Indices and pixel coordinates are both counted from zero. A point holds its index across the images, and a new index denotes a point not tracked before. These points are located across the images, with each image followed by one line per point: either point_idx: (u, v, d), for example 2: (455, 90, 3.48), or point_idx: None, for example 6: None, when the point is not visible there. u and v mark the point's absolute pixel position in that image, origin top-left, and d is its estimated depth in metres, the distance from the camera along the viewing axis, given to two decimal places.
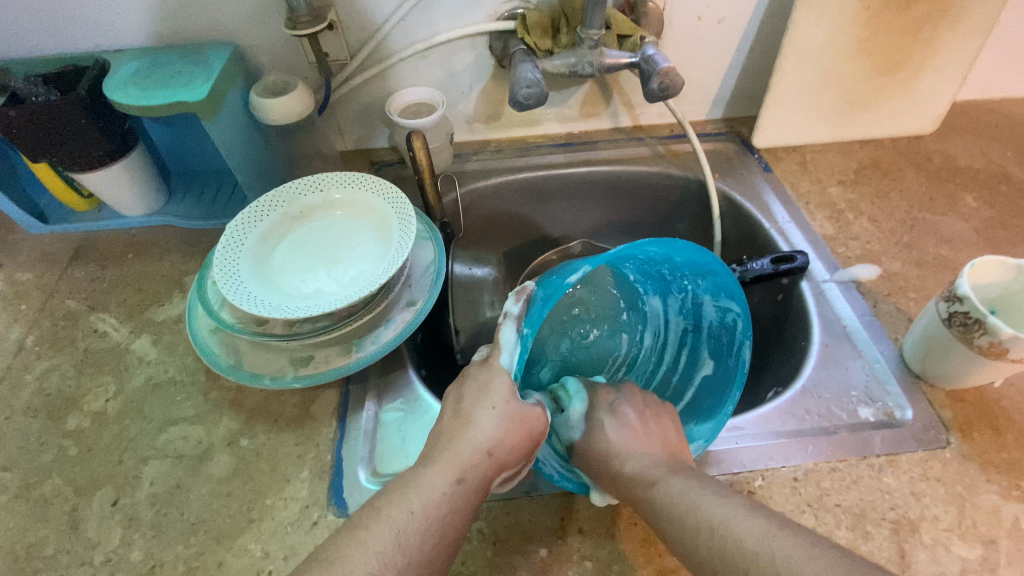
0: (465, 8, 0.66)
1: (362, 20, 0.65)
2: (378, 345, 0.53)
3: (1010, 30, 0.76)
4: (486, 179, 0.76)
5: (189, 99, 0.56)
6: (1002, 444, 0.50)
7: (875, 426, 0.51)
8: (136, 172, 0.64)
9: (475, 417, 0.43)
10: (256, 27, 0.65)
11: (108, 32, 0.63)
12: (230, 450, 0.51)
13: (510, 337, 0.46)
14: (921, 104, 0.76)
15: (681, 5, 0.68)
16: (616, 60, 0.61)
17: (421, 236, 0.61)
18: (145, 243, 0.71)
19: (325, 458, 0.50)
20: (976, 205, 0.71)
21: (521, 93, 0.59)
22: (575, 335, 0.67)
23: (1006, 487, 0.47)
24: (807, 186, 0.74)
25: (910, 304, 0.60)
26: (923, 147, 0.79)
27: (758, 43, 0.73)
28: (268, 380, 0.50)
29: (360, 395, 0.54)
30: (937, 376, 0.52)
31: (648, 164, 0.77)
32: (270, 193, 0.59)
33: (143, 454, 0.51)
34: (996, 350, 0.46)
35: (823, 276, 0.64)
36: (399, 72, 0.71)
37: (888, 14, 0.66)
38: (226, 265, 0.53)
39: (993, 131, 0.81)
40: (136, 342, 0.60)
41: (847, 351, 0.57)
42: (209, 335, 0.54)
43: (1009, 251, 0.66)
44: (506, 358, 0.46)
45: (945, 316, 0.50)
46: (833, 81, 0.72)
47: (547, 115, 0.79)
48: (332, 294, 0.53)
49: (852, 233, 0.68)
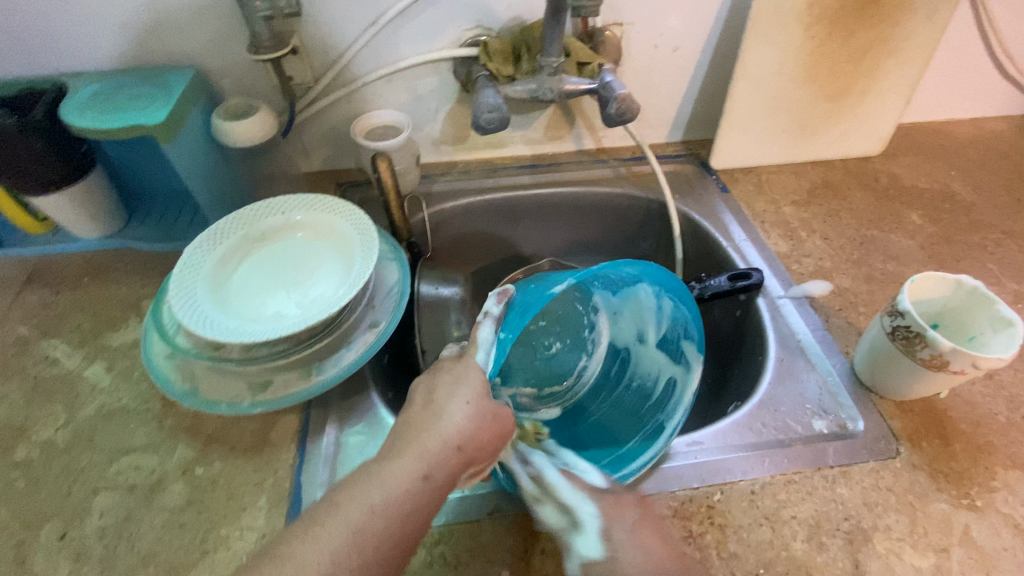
0: (429, 35, 0.67)
1: (327, 45, 0.66)
2: (339, 368, 0.52)
3: (945, 59, 0.81)
4: (453, 200, 0.77)
5: (148, 123, 0.56)
6: (949, 452, 0.52)
7: (829, 438, 0.53)
8: (93, 194, 0.63)
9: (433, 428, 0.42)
10: (219, 51, 0.65)
11: (66, 55, 0.63)
12: (185, 479, 0.50)
13: (487, 336, 0.48)
14: (868, 127, 0.80)
15: (638, 34, 0.70)
16: (576, 86, 0.63)
17: (385, 257, 0.62)
18: (103, 266, 0.69)
19: (283, 485, 0.49)
20: (921, 222, 0.74)
21: (484, 117, 0.60)
22: (539, 346, 0.68)
23: (954, 495, 0.49)
24: (763, 206, 0.77)
25: (860, 318, 0.63)
26: (871, 167, 0.83)
27: (712, 70, 0.76)
28: (224, 406, 0.49)
29: (321, 420, 0.53)
30: (885, 388, 0.54)
31: (612, 185, 0.79)
32: (230, 216, 0.59)
33: (93, 485, 0.50)
34: (937, 362, 0.48)
35: (777, 292, 0.66)
36: (364, 95, 0.72)
37: (831, 43, 0.70)
38: (183, 289, 0.52)
39: (935, 152, 0.85)
40: (89, 369, 0.58)
41: (801, 365, 0.59)
42: (164, 361, 0.53)
43: (952, 265, 0.69)
44: (482, 355, 0.47)
45: (889, 329, 0.52)
46: (784, 106, 0.76)
47: (513, 137, 0.80)
48: (292, 317, 0.52)
49: (805, 250, 0.70)
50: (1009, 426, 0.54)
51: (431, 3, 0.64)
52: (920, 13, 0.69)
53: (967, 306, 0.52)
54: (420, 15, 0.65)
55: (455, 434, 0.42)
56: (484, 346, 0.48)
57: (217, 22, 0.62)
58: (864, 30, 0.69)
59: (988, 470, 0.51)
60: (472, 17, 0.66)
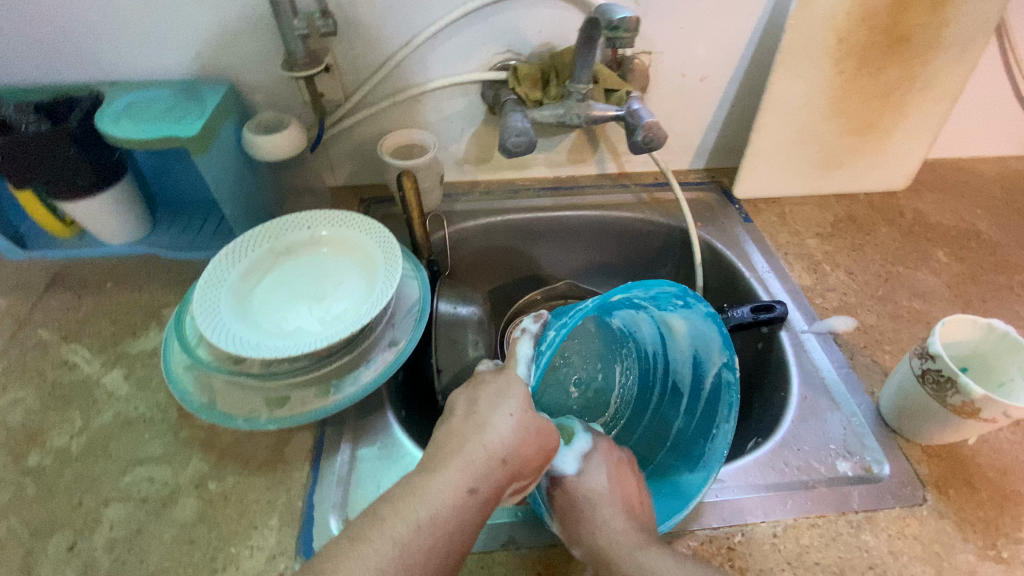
0: (459, 57, 0.68)
1: (359, 64, 0.67)
2: (358, 386, 0.52)
3: (973, 97, 0.81)
4: (474, 219, 0.77)
5: (184, 134, 0.57)
6: (976, 501, 0.50)
7: (853, 481, 0.51)
8: (122, 201, 0.64)
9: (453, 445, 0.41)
10: (253, 67, 0.66)
11: (103, 65, 0.64)
12: (197, 493, 0.49)
13: (526, 351, 0.48)
14: (893, 162, 0.80)
15: (667, 62, 0.71)
16: (603, 112, 0.64)
17: (407, 275, 0.61)
18: (125, 272, 0.70)
19: (296, 505, 0.48)
20: (947, 260, 0.73)
21: (510, 141, 0.60)
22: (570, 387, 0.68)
23: (981, 546, 0.47)
24: (786, 237, 0.76)
25: (886, 356, 0.62)
26: (895, 203, 0.82)
27: (738, 100, 0.77)
28: (242, 422, 0.49)
29: (336, 438, 0.53)
30: (911, 431, 0.53)
31: (633, 210, 0.79)
32: (255, 229, 0.59)
33: (105, 495, 0.49)
34: (967, 409, 0.47)
35: (801, 326, 0.65)
36: (392, 113, 0.72)
37: (860, 79, 0.70)
38: (207, 301, 0.52)
39: (961, 189, 0.85)
40: (107, 376, 0.58)
41: (825, 404, 0.57)
42: (183, 372, 0.52)
43: (980, 306, 0.68)
44: (523, 370, 0.47)
45: (918, 372, 0.51)
46: (809, 139, 0.75)
47: (536, 159, 0.81)
48: (314, 333, 0.52)
49: (829, 284, 0.70)
50: None
51: (464, 27, 0.65)
52: (950, 51, 0.68)
53: (999, 352, 0.51)
54: (452, 38, 0.66)
55: (474, 463, 0.41)
56: (526, 359, 0.48)
57: (252, 39, 0.63)
58: (893, 66, 0.69)
59: (1018, 521, 0.49)
60: (503, 42, 0.67)
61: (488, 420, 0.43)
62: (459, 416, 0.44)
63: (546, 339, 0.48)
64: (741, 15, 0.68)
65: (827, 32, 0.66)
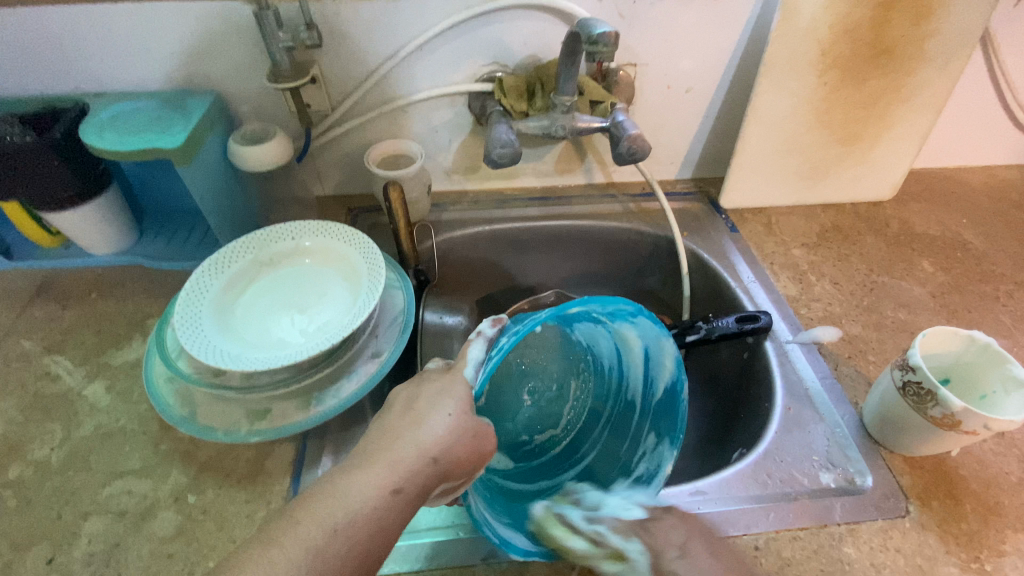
0: (446, 69, 0.68)
1: (345, 75, 0.67)
2: (339, 398, 0.51)
3: (957, 108, 0.82)
4: (461, 229, 0.77)
5: (168, 145, 0.57)
6: (959, 513, 0.50)
7: (836, 493, 0.51)
8: (107, 211, 0.64)
9: (427, 456, 0.41)
10: (239, 78, 0.66)
11: (89, 76, 0.64)
12: (176, 506, 0.49)
13: (477, 355, 0.47)
14: (878, 173, 0.80)
15: (653, 73, 0.71)
16: (588, 124, 0.64)
17: (391, 285, 0.61)
18: (111, 282, 0.70)
19: (275, 518, 0.48)
20: (931, 270, 0.74)
21: (495, 152, 0.61)
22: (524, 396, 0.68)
23: (964, 558, 0.47)
24: (771, 247, 0.76)
25: (870, 367, 0.62)
26: (882, 213, 0.82)
27: (723, 111, 0.77)
28: (221, 435, 0.49)
29: (318, 450, 0.53)
30: (895, 443, 0.53)
31: (621, 220, 0.79)
32: (239, 240, 0.59)
33: (84, 508, 0.49)
34: (948, 421, 0.47)
35: (786, 336, 0.65)
36: (379, 124, 0.73)
37: (844, 90, 0.71)
38: (188, 313, 0.52)
39: (946, 199, 0.85)
40: (89, 388, 0.58)
41: (809, 415, 0.57)
42: (163, 384, 0.52)
43: (964, 316, 0.68)
44: (470, 371, 0.46)
45: (899, 384, 0.51)
46: (794, 149, 0.76)
47: (524, 169, 0.81)
48: (295, 345, 0.52)
49: (814, 294, 0.70)
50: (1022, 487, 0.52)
51: (449, 39, 0.66)
52: (933, 62, 0.69)
53: (979, 364, 0.51)
54: (439, 50, 0.66)
55: (455, 478, 0.41)
56: (475, 361, 0.46)
57: (238, 50, 0.64)
58: (877, 77, 0.70)
59: (1000, 533, 0.49)
60: (489, 54, 0.68)
61: (469, 432, 0.42)
62: (397, 410, 0.43)
63: (498, 345, 0.48)
64: (725, 28, 0.68)
65: (811, 44, 0.66)
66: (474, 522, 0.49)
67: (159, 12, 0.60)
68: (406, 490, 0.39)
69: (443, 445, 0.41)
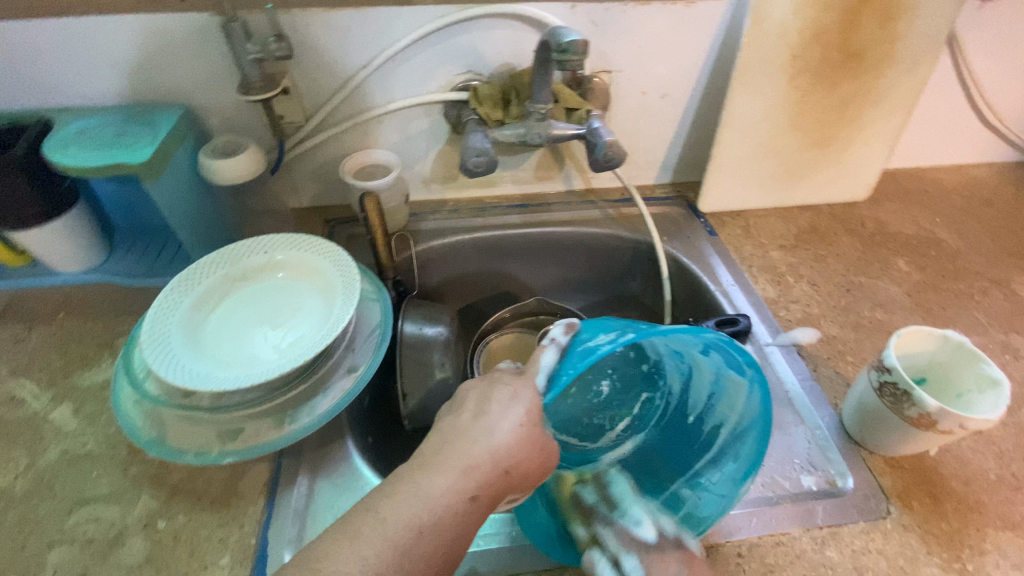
0: (421, 78, 0.68)
1: (318, 86, 0.67)
2: (314, 416, 0.50)
3: (927, 108, 0.83)
4: (441, 238, 0.77)
5: (133, 160, 0.55)
6: (940, 513, 0.50)
7: (817, 496, 0.51)
8: (76, 229, 0.63)
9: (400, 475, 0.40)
10: (209, 90, 0.65)
11: (52, 92, 0.63)
12: (145, 533, 0.47)
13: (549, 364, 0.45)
14: (852, 175, 0.81)
15: (626, 80, 0.72)
16: (563, 131, 0.64)
17: (367, 297, 0.60)
18: (79, 301, 0.68)
19: (249, 541, 0.46)
20: (907, 269, 0.75)
21: (471, 161, 0.60)
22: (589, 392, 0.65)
23: (945, 558, 0.47)
24: (749, 250, 0.77)
25: (848, 367, 0.62)
26: (857, 213, 0.83)
27: (699, 116, 0.78)
28: (192, 457, 0.47)
29: (293, 469, 0.51)
30: (874, 444, 0.53)
31: (601, 226, 0.79)
32: (210, 255, 0.58)
33: (49, 537, 0.47)
34: (925, 421, 0.48)
35: (765, 339, 0.65)
36: (354, 135, 0.72)
37: (816, 94, 0.72)
38: (155, 333, 0.50)
39: (919, 199, 0.86)
40: (55, 412, 0.56)
41: (790, 417, 0.57)
42: (132, 406, 0.51)
43: (939, 314, 0.69)
44: (541, 379, 0.44)
45: (876, 385, 0.51)
46: (769, 153, 0.77)
47: (502, 177, 0.81)
48: (267, 362, 0.51)
49: (792, 296, 0.70)
50: (1001, 484, 0.53)
51: (422, 49, 0.65)
52: (902, 64, 0.70)
53: (954, 362, 0.51)
54: (411, 60, 0.66)
55: None
56: (545, 372, 0.44)
57: (206, 62, 0.63)
58: (847, 81, 0.71)
59: (981, 531, 0.49)
60: (463, 63, 0.67)
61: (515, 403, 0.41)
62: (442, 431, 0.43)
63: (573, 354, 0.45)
64: (696, 35, 0.69)
65: (781, 48, 0.67)
66: (493, 534, 0.49)
67: (125, 26, 0.59)
68: (447, 491, 0.38)
69: (478, 445, 0.40)
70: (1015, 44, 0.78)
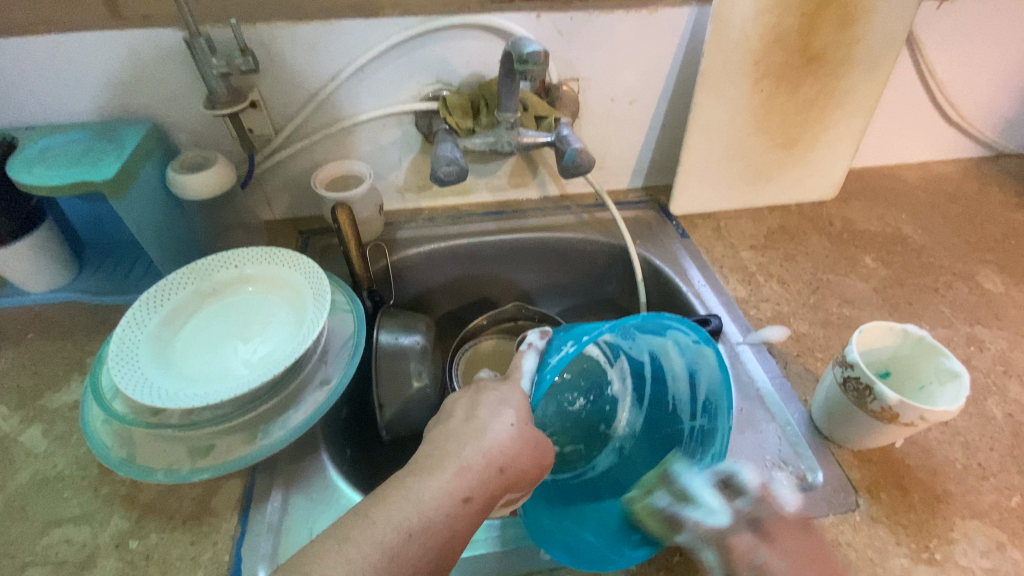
0: (390, 89, 0.68)
1: (287, 98, 0.67)
2: (287, 430, 0.50)
3: (889, 107, 0.85)
4: (418, 246, 0.77)
5: (99, 178, 0.55)
6: (907, 504, 0.52)
7: (788, 491, 0.52)
8: (44, 248, 0.63)
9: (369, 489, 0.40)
10: (177, 105, 0.65)
11: (17, 110, 0.62)
12: (117, 553, 0.47)
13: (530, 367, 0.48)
14: (818, 175, 0.83)
15: (595, 87, 0.73)
16: (533, 139, 0.65)
17: (340, 308, 0.61)
18: (49, 321, 0.67)
19: (222, 558, 0.46)
20: (874, 265, 0.76)
21: (442, 170, 0.60)
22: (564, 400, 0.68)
23: (913, 549, 0.48)
24: (721, 251, 0.78)
25: (817, 364, 0.63)
26: (826, 212, 0.85)
27: (668, 121, 0.79)
28: (162, 475, 0.47)
29: (267, 484, 0.51)
30: (842, 438, 0.54)
31: (575, 230, 0.80)
32: (179, 271, 0.57)
33: (18, 561, 0.46)
34: (887, 414, 0.49)
35: (736, 337, 0.66)
36: (326, 146, 0.72)
37: (780, 97, 0.73)
38: (124, 352, 0.50)
39: (885, 196, 0.89)
40: (25, 433, 0.56)
41: (761, 415, 0.58)
42: (101, 427, 0.50)
43: (906, 309, 0.71)
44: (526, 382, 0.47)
45: (840, 380, 0.52)
46: (737, 155, 0.78)
47: (476, 185, 0.81)
48: (238, 376, 0.50)
49: (763, 295, 0.71)
50: (966, 473, 0.54)
51: (390, 60, 0.66)
52: (861, 67, 0.72)
53: (915, 355, 0.53)
54: (379, 71, 0.66)
55: None
56: (529, 373, 0.47)
57: (173, 77, 0.63)
58: (809, 83, 0.72)
59: (947, 521, 0.50)
60: (432, 73, 0.68)
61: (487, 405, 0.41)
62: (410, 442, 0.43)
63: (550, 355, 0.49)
64: (661, 42, 0.70)
65: (743, 53, 0.68)
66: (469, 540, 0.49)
67: (90, 44, 0.59)
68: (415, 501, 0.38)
69: (449, 453, 0.40)
70: (971, 45, 0.80)
